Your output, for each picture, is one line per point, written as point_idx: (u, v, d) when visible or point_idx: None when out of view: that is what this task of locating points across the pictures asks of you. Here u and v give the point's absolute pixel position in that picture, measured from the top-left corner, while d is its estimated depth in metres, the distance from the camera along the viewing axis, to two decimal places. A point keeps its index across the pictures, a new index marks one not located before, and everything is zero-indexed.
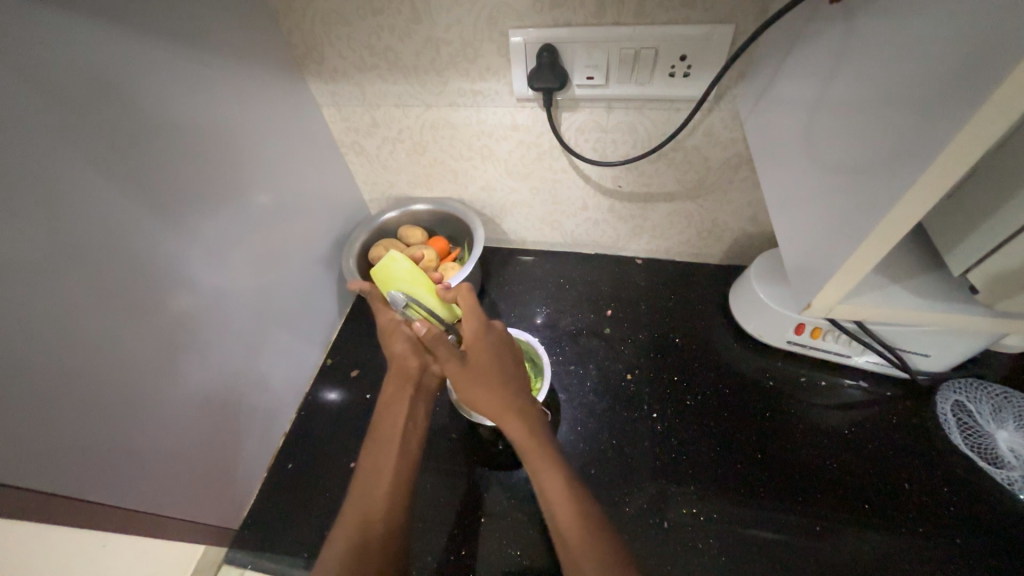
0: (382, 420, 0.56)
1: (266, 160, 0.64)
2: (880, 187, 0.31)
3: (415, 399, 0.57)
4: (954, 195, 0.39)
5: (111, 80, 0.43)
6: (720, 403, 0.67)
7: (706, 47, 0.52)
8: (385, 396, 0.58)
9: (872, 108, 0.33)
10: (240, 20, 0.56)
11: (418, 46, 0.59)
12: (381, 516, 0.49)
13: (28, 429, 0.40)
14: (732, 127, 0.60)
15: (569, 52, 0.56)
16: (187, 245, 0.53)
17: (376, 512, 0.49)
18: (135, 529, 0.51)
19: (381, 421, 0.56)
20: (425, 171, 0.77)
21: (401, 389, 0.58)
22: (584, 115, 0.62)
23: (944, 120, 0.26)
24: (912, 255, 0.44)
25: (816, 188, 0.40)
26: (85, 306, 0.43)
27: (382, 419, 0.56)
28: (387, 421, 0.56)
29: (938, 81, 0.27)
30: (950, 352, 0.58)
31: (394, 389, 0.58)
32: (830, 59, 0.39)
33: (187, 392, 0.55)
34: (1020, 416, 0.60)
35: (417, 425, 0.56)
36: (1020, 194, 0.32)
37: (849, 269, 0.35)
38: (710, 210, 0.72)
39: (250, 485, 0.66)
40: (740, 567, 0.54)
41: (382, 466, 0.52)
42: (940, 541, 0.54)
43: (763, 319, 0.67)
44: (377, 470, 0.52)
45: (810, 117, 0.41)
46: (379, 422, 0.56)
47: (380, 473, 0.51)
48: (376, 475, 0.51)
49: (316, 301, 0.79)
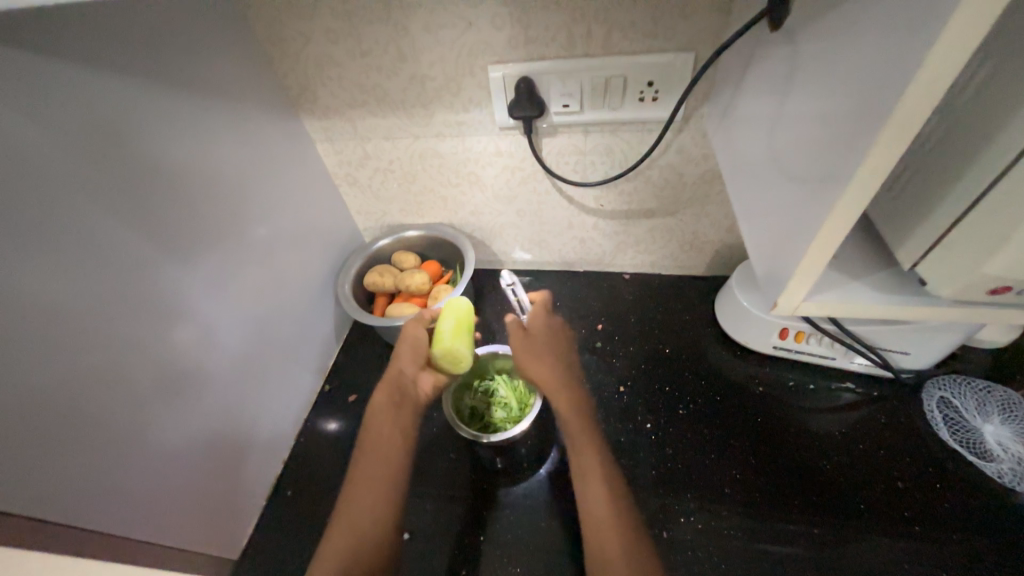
0: (368, 436, 0.57)
1: (263, 195, 0.67)
2: (828, 189, 0.34)
3: (402, 413, 0.58)
4: (900, 194, 0.42)
5: (120, 125, 0.47)
6: (712, 410, 0.68)
7: (670, 73, 0.56)
8: (373, 408, 0.59)
9: (818, 120, 0.36)
10: (237, 66, 0.60)
11: (405, 83, 0.64)
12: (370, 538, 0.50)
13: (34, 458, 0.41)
14: (703, 144, 0.64)
15: (545, 83, 0.60)
16: (188, 277, 0.55)
17: (363, 526, 0.51)
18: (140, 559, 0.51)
19: (367, 437, 0.57)
20: (415, 198, 0.81)
21: (391, 401, 0.58)
22: (563, 140, 0.66)
23: (874, 120, 0.29)
24: (874, 254, 0.47)
25: (777, 196, 0.42)
26: (89, 335, 0.45)
27: (369, 434, 0.57)
28: (377, 431, 0.57)
29: (868, 91, 0.30)
30: (929, 348, 0.60)
31: (386, 399, 0.58)
32: (781, 79, 0.42)
33: (189, 420, 0.56)
34: (1003, 409, 0.62)
35: (405, 437, 0.58)
36: (955, 193, 0.35)
37: (809, 266, 0.38)
38: (691, 224, 0.75)
39: (249, 513, 0.66)
40: (741, 574, 0.54)
41: (369, 480, 0.54)
42: (937, 538, 0.55)
43: (747, 325, 0.69)
44: (368, 483, 0.53)
45: (768, 131, 0.44)
46: (367, 437, 0.57)
47: (370, 495, 0.53)
48: (366, 495, 0.53)
49: (314, 327, 0.80)
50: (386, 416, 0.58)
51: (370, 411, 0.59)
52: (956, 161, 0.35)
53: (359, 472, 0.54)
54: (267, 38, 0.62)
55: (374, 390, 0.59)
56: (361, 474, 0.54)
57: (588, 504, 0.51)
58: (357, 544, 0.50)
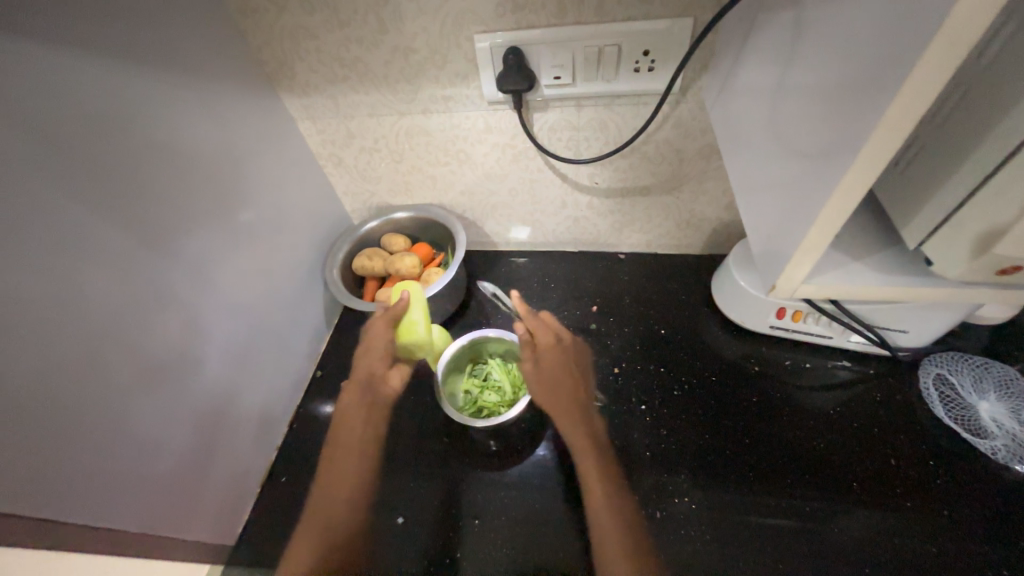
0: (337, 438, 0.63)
1: (245, 177, 0.64)
2: (833, 165, 0.32)
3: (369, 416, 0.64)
4: (907, 169, 0.40)
5: (85, 104, 0.44)
6: (707, 390, 0.67)
7: (668, 41, 0.53)
8: (343, 408, 0.64)
9: (824, 90, 0.34)
10: (208, 38, 0.57)
11: (388, 56, 0.60)
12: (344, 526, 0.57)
13: (23, 458, 0.40)
14: (700, 118, 0.61)
15: (535, 54, 0.56)
16: (169, 266, 0.53)
17: (336, 514, 0.57)
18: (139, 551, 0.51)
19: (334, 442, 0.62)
20: (404, 178, 0.78)
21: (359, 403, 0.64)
22: (555, 115, 0.63)
23: (886, 86, 0.27)
24: (876, 232, 0.45)
25: (778, 173, 0.40)
26: (64, 328, 0.43)
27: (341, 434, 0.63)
28: (341, 431, 0.63)
29: (879, 59, 0.28)
30: (928, 326, 0.59)
31: (355, 405, 0.64)
32: (784, 46, 0.40)
33: (178, 412, 0.55)
34: (1000, 385, 0.61)
35: (366, 440, 0.63)
36: (964, 167, 0.33)
37: (811, 245, 0.36)
38: (688, 202, 0.73)
39: (243, 501, 0.66)
40: (734, 552, 0.55)
41: (342, 475, 0.60)
42: (930, 514, 0.55)
43: (744, 305, 0.67)
44: (340, 478, 0.59)
45: (770, 103, 0.42)
46: (335, 439, 0.63)
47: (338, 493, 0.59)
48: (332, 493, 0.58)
49: (304, 313, 0.79)
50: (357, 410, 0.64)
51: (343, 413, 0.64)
52: (969, 132, 0.33)
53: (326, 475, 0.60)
54: (238, 8, 0.58)
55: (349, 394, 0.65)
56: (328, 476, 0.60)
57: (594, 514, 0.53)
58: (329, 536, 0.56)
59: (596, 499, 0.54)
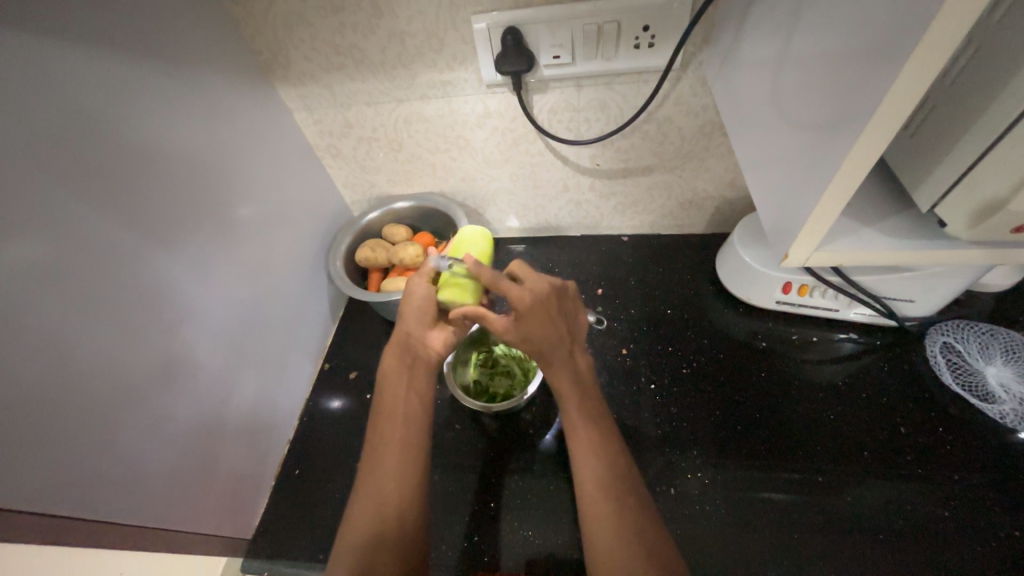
0: (380, 415, 0.54)
1: (243, 171, 0.63)
2: (841, 131, 0.32)
3: (415, 379, 0.55)
4: (917, 133, 0.39)
5: (84, 101, 0.44)
6: (715, 367, 0.68)
7: (667, 16, 0.53)
8: (385, 369, 0.55)
9: (831, 56, 0.34)
10: (200, 27, 0.56)
11: (383, 41, 0.59)
12: (394, 514, 0.48)
13: (42, 457, 0.41)
14: (702, 93, 0.61)
15: (534, 34, 0.56)
16: (172, 262, 0.53)
17: (389, 500, 0.49)
18: (151, 545, 0.52)
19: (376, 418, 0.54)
20: (403, 167, 0.77)
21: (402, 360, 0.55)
22: (555, 96, 0.62)
23: (902, 44, 0.27)
24: (884, 199, 0.45)
25: (785, 144, 0.40)
26: (74, 328, 0.43)
27: (383, 401, 0.55)
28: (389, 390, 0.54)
29: (888, 22, 0.28)
30: (935, 294, 0.59)
31: (395, 363, 0.55)
32: (788, 12, 0.39)
33: (187, 409, 0.55)
34: (1006, 351, 0.62)
35: (411, 409, 0.53)
36: (978, 125, 0.33)
37: (823, 212, 0.36)
38: (690, 180, 0.72)
39: (257, 494, 0.66)
40: (748, 525, 0.55)
41: (388, 441, 0.52)
42: (940, 479, 0.56)
43: (750, 282, 0.67)
44: (385, 441, 0.52)
45: (774, 74, 0.41)
46: (382, 397, 0.55)
47: (380, 491, 0.49)
48: (370, 497, 0.49)
49: (308, 308, 0.78)
50: (397, 382, 0.55)
51: (381, 377, 0.56)
52: (981, 91, 0.33)
53: (372, 464, 0.51)
54: None
55: (381, 358, 0.57)
56: (371, 473, 0.50)
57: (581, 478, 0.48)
58: (368, 542, 0.46)
59: (587, 463, 0.49)
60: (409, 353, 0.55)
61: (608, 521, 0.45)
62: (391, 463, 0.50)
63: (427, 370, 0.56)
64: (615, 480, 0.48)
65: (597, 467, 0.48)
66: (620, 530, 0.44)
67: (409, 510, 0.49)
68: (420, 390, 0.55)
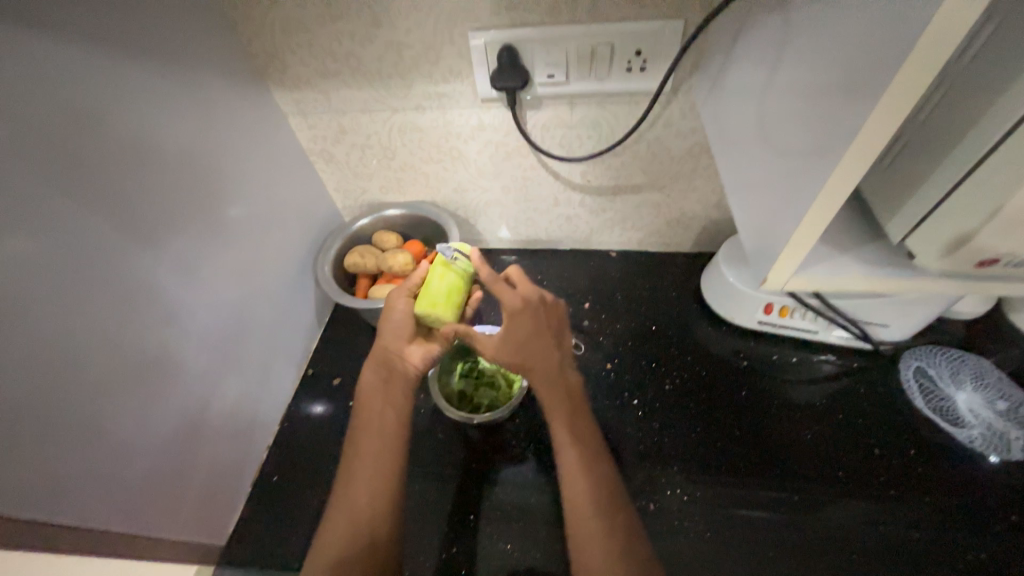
0: (359, 430, 0.54)
1: (233, 172, 0.63)
2: (820, 162, 0.34)
3: (393, 392, 0.55)
4: (891, 165, 0.41)
5: (77, 97, 0.43)
6: (698, 384, 0.68)
7: (659, 41, 0.54)
8: (364, 384, 0.56)
9: (812, 90, 0.35)
10: (197, 28, 0.56)
11: (381, 51, 0.60)
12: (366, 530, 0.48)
13: (16, 459, 0.39)
14: (691, 117, 0.62)
15: (530, 52, 0.57)
16: (158, 262, 0.52)
17: (361, 512, 0.49)
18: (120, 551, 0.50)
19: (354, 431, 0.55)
20: (396, 175, 0.78)
21: (380, 374, 0.56)
22: (549, 112, 0.64)
23: (877, 83, 0.28)
24: (861, 227, 0.47)
25: (768, 171, 0.42)
26: (53, 326, 0.42)
27: (362, 416, 0.55)
28: (368, 404, 0.55)
29: (864, 62, 0.29)
30: (909, 320, 0.61)
31: (374, 378, 0.56)
32: (772, 45, 0.41)
33: (165, 412, 0.54)
34: (975, 377, 0.64)
35: (388, 422, 0.54)
36: (947, 163, 0.35)
37: (802, 238, 0.37)
38: (678, 200, 0.74)
39: (234, 500, 0.65)
40: (726, 543, 0.56)
41: (364, 453, 0.52)
42: (912, 501, 0.57)
43: (733, 301, 0.69)
44: (360, 454, 0.52)
45: (759, 103, 0.43)
46: (360, 412, 0.55)
47: (353, 503, 0.49)
48: (343, 509, 0.49)
49: (294, 311, 0.77)
50: (376, 398, 0.55)
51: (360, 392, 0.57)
52: (950, 130, 0.34)
53: (346, 478, 0.51)
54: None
55: (361, 374, 0.57)
56: (344, 487, 0.50)
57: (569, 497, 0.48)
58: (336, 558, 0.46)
59: (575, 481, 0.49)
60: (387, 368, 0.56)
61: (596, 540, 0.46)
62: (365, 478, 0.50)
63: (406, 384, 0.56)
64: (603, 496, 0.48)
65: (585, 485, 0.48)
66: (607, 547, 0.45)
67: (381, 524, 0.48)
68: (397, 403, 0.55)
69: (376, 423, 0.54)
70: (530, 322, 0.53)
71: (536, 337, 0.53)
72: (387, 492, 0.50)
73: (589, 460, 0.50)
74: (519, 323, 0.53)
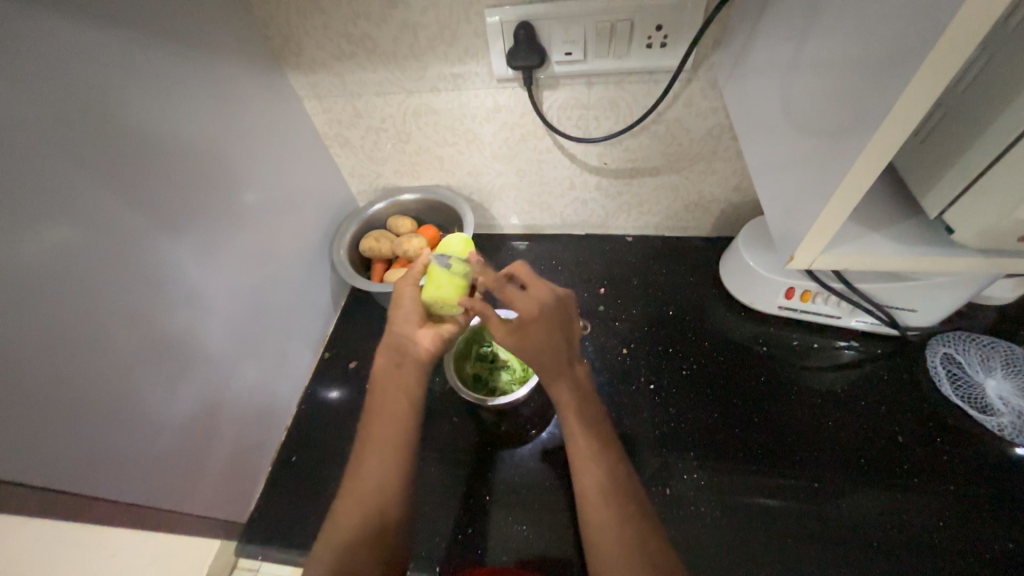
0: (371, 413, 0.55)
1: (250, 156, 0.63)
2: (851, 135, 0.32)
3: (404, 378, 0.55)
4: (927, 139, 0.39)
5: (96, 79, 0.44)
6: (715, 370, 0.68)
7: (680, 16, 0.53)
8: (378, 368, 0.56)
9: (843, 60, 0.34)
10: (212, 10, 0.56)
11: (395, 31, 0.59)
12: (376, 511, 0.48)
13: (39, 431, 0.41)
14: (712, 95, 0.61)
15: (546, 29, 0.56)
16: (177, 244, 0.53)
17: (372, 490, 0.49)
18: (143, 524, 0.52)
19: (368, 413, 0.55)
20: (411, 159, 0.77)
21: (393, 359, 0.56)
22: (565, 92, 0.62)
23: (915, 48, 0.27)
24: (891, 206, 0.45)
25: (794, 147, 0.40)
26: (76, 304, 0.43)
27: (375, 399, 0.56)
28: (381, 387, 0.55)
29: (901, 27, 0.28)
30: (937, 305, 0.59)
31: (386, 363, 0.56)
32: (801, 15, 0.39)
33: (185, 392, 0.55)
34: (1006, 364, 0.62)
35: (399, 406, 0.54)
36: (989, 133, 0.33)
37: (829, 216, 0.36)
38: (696, 182, 0.72)
39: (254, 479, 0.66)
40: (742, 528, 0.56)
41: (377, 434, 0.53)
42: (936, 489, 0.56)
43: (753, 286, 0.67)
44: (373, 435, 0.53)
45: (786, 77, 0.41)
46: (374, 394, 0.56)
47: (363, 482, 0.50)
48: (355, 487, 0.50)
49: (310, 296, 0.78)
50: (388, 382, 0.55)
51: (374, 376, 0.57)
52: (993, 99, 0.33)
53: (357, 459, 0.52)
54: None
55: (376, 358, 0.58)
56: (355, 468, 0.51)
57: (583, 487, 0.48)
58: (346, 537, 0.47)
59: (589, 474, 0.48)
60: (398, 354, 0.56)
61: (609, 530, 0.45)
62: (376, 461, 0.51)
63: (419, 369, 0.56)
64: (616, 486, 0.48)
65: (599, 476, 0.48)
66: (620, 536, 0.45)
67: (390, 504, 0.49)
68: (409, 388, 0.55)
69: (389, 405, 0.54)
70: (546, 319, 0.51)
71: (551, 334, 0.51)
72: (397, 476, 0.50)
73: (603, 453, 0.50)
74: (532, 330, 0.50)
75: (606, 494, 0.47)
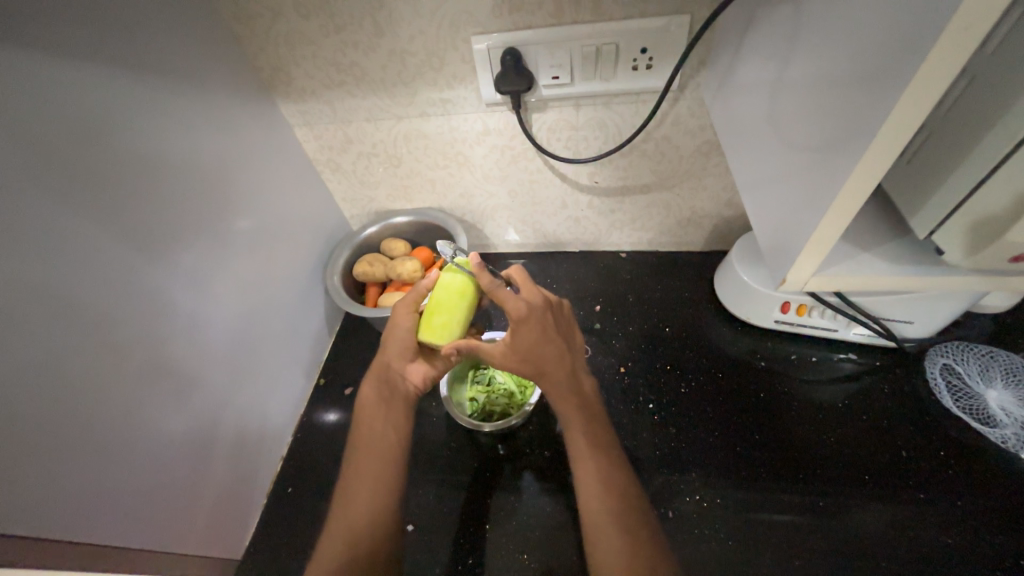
0: (355, 450, 0.54)
1: (241, 185, 0.63)
2: (838, 157, 0.32)
3: (392, 414, 0.55)
4: (914, 157, 0.40)
5: (85, 117, 0.44)
6: (714, 386, 0.67)
7: (665, 39, 0.53)
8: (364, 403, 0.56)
9: (826, 84, 0.34)
10: (201, 43, 0.56)
11: (384, 60, 0.60)
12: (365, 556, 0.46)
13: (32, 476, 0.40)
14: (699, 114, 0.61)
15: (533, 54, 0.56)
16: (168, 276, 0.52)
17: (360, 521, 0.48)
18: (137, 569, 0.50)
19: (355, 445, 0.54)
20: (403, 183, 0.78)
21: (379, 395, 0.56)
22: (554, 114, 0.63)
23: (898, 75, 0.27)
24: (883, 223, 0.45)
25: (782, 169, 0.40)
26: (63, 342, 0.42)
27: (358, 437, 0.55)
28: (366, 419, 0.55)
29: (881, 54, 0.28)
30: (933, 316, 0.59)
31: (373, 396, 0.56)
32: (783, 39, 0.40)
33: (179, 426, 0.54)
34: (1006, 374, 0.62)
35: (388, 440, 0.53)
36: (976, 153, 0.33)
37: (822, 237, 0.36)
38: (688, 198, 0.73)
39: (249, 511, 0.65)
40: (750, 550, 0.54)
41: (365, 467, 0.51)
42: (944, 504, 0.55)
43: (748, 300, 0.67)
44: (360, 467, 0.52)
45: (770, 99, 0.42)
46: (360, 428, 0.55)
47: (351, 515, 0.49)
48: (343, 520, 0.48)
49: (304, 322, 0.78)
50: (374, 416, 0.55)
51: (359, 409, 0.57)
52: (977, 119, 0.33)
53: (342, 499, 0.50)
54: (231, 14, 0.58)
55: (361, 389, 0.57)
56: (341, 509, 0.49)
57: (590, 510, 0.47)
58: None
59: (593, 497, 0.47)
60: (387, 386, 0.56)
61: (616, 557, 0.44)
62: (362, 501, 0.49)
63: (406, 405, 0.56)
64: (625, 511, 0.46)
65: (604, 499, 0.47)
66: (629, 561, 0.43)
67: (378, 536, 0.48)
68: (398, 423, 0.55)
69: (380, 437, 0.53)
70: (540, 327, 0.51)
71: (548, 345, 0.51)
72: (386, 513, 0.49)
73: (610, 474, 0.48)
74: (523, 331, 0.50)
75: (614, 517, 0.46)
